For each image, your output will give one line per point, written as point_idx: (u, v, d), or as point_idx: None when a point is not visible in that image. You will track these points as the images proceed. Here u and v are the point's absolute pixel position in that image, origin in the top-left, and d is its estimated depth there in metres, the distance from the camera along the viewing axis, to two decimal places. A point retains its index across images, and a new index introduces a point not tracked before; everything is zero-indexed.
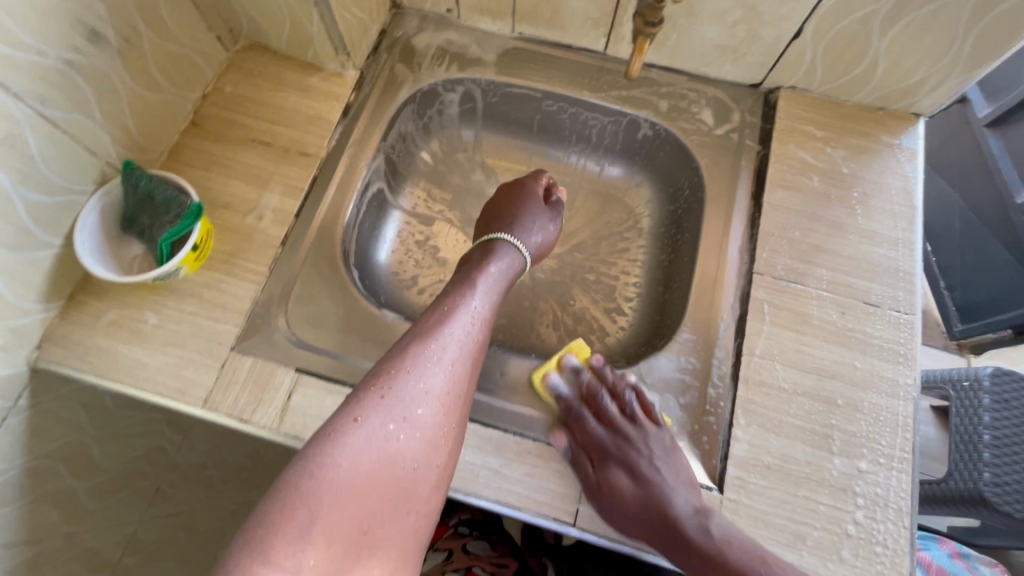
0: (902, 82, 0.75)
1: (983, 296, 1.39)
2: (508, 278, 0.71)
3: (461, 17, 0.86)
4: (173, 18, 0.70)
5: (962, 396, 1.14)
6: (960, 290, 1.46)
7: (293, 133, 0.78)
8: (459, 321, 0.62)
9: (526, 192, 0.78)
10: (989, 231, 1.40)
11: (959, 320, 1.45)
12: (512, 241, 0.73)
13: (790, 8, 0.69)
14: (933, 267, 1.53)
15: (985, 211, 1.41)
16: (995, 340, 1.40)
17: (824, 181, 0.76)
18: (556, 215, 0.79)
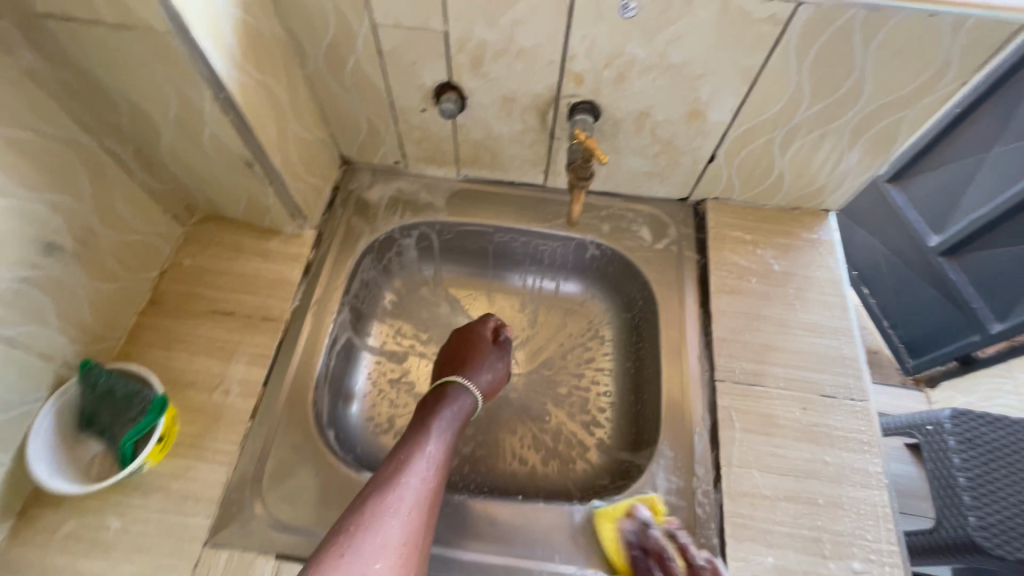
0: (808, 187, 0.85)
1: (925, 332, 1.51)
2: (461, 417, 0.75)
3: (409, 167, 0.92)
4: (129, 210, 0.72)
5: (929, 440, 1.14)
6: (903, 327, 1.59)
7: (256, 299, 0.79)
8: (419, 463, 0.64)
9: (478, 338, 0.84)
10: (916, 275, 1.51)
11: (909, 355, 1.57)
12: (465, 383, 0.77)
13: (701, 141, 0.78)
14: (875, 309, 1.68)
15: (907, 258, 1.52)
16: (944, 373, 1.48)
17: (762, 281, 0.83)
18: (504, 353, 0.84)
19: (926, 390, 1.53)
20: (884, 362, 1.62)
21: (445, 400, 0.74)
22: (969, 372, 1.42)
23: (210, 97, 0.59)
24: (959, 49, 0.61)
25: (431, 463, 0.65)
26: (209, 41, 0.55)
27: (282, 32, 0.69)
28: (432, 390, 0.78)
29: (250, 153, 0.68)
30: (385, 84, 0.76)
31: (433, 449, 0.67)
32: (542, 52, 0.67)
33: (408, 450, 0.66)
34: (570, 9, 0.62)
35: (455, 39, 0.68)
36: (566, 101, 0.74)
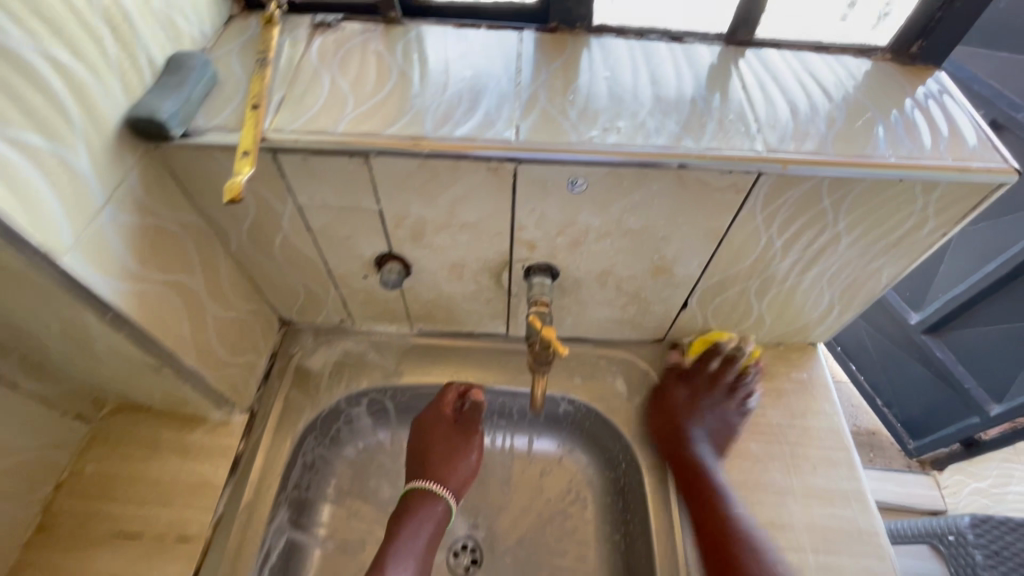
0: (792, 324, 0.78)
1: (919, 410, 1.25)
2: (433, 522, 0.71)
3: (356, 324, 0.83)
4: (12, 429, 0.61)
5: (953, 555, 0.95)
6: (896, 406, 1.30)
7: (170, 512, 0.67)
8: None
9: (439, 420, 0.76)
10: (900, 350, 1.28)
11: (909, 435, 1.28)
12: (430, 487, 0.72)
13: (671, 292, 0.72)
14: (865, 386, 1.38)
15: (889, 331, 1.30)
16: (950, 456, 1.21)
17: (755, 437, 0.74)
18: (473, 435, 0.76)
19: (935, 474, 1.24)
20: (885, 444, 1.32)
21: (414, 507, 0.71)
22: (976, 456, 1.16)
23: (97, 318, 0.50)
24: (934, 207, 0.57)
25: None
26: (87, 264, 0.47)
27: (197, 219, 0.61)
28: (404, 494, 0.73)
29: (155, 359, 0.58)
30: (319, 256, 0.69)
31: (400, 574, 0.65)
32: (488, 225, 0.61)
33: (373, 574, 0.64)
34: (514, 188, 0.56)
35: (391, 217, 0.61)
36: (521, 264, 0.68)
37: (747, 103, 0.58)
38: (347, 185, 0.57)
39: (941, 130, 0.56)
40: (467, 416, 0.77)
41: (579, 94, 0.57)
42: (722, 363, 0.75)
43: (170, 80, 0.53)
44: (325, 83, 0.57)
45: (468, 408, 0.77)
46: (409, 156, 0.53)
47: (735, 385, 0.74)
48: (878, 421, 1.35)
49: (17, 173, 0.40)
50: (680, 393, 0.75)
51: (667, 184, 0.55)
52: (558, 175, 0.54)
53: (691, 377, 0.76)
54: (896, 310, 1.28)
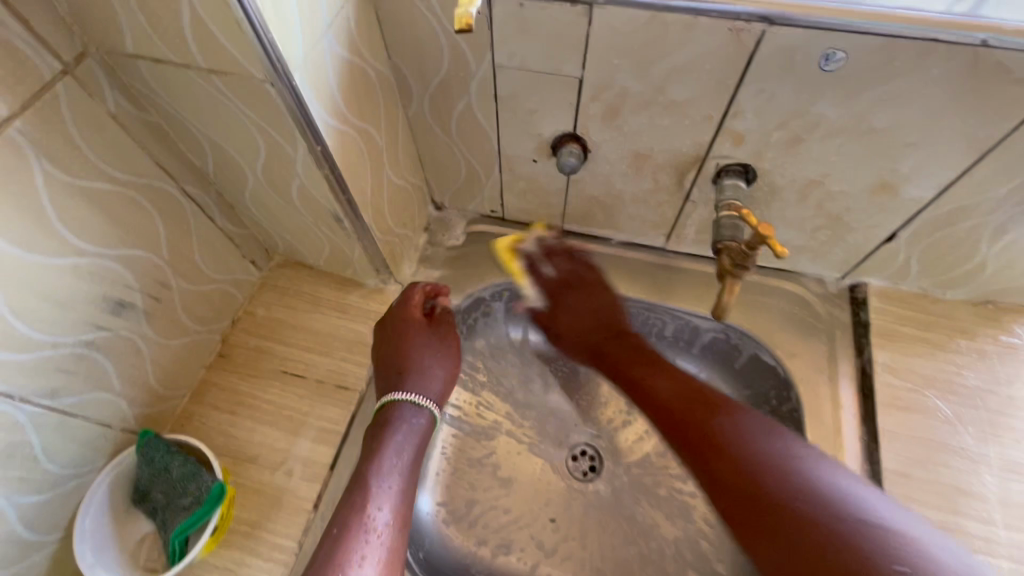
0: (1016, 279, 0.66)
1: None
2: (420, 434, 0.61)
3: (506, 216, 0.81)
4: (208, 258, 0.65)
5: None
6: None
7: (329, 362, 0.71)
8: (372, 525, 0.52)
9: (408, 320, 0.67)
10: None
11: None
12: (415, 401, 0.62)
13: (881, 218, 0.62)
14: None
15: None
16: None
17: (946, 398, 0.65)
18: (443, 337, 0.68)
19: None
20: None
21: (393, 423, 0.60)
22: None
23: (306, 151, 0.50)
24: None
25: (396, 503, 0.55)
26: (309, 88, 0.46)
27: (389, 73, 0.59)
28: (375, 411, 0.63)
29: (340, 209, 0.59)
30: (495, 131, 0.65)
31: (390, 489, 0.55)
32: (698, 107, 0.54)
33: (352, 503, 0.53)
34: (750, 58, 0.48)
35: (590, 87, 0.56)
36: (715, 162, 0.60)
37: None
38: (556, 43, 0.52)
39: None
40: (438, 320, 0.69)
41: None
42: (541, 253, 0.75)
43: None
44: None
45: (438, 309, 0.70)
46: (640, 8, 0.47)
47: (551, 251, 0.74)
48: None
49: None
50: (547, 272, 0.74)
51: (950, 67, 0.45)
52: (813, 44, 0.46)
53: (563, 294, 0.72)
54: None
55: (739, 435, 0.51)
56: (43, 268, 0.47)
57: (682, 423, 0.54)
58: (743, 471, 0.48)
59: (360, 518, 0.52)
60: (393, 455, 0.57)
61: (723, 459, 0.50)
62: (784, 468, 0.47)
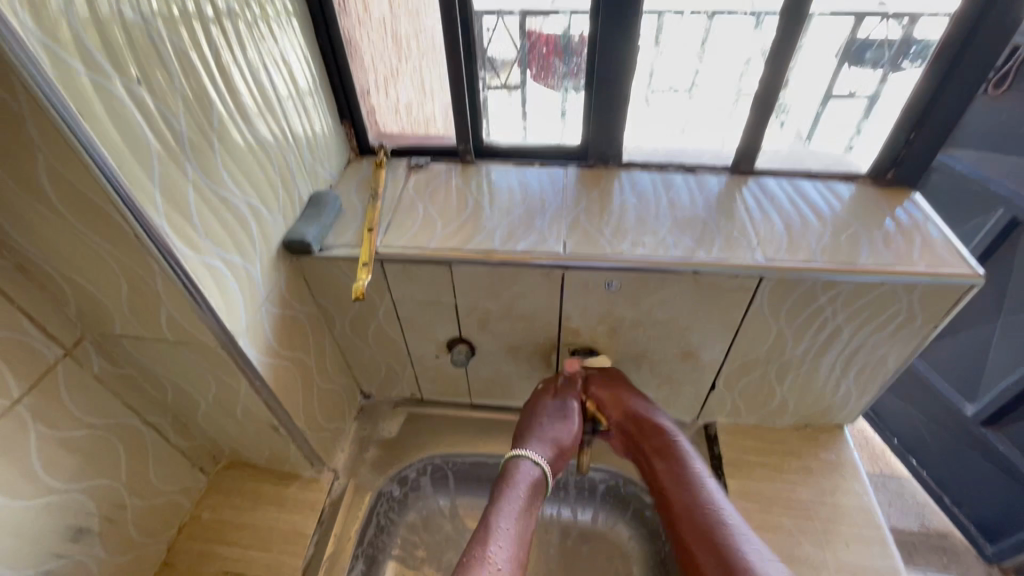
0: (816, 406, 0.86)
1: (990, 509, 1.18)
2: (530, 491, 0.63)
3: (425, 397, 0.98)
4: (160, 474, 0.76)
5: None
6: (965, 504, 1.23)
7: (269, 556, 0.79)
8: (491, 573, 0.53)
9: (538, 396, 0.75)
10: (961, 443, 1.24)
11: (988, 539, 1.17)
12: (533, 458, 0.66)
13: (698, 374, 0.82)
14: (929, 483, 1.30)
15: (947, 424, 1.27)
16: None
17: (787, 513, 0.80)
18: (567, 400, 0.73)
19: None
20: (960, 549, 1.20)
21: (512, 474, 0.64)
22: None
23: (248, 384, 0.67)
24: (920, 302, 0.66)
25: (513, 555, 0.56)
26: (248, 343, 0.64)
27: (315, 310, 0.79)
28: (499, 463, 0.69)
29: (277, 421, 0.74)
30: (403, 339, 0.85)
31: (506, 549, 0.56)
32: (541, 315, 0.76)
33: (479, 538, 0.56)
34: (562, 287, 0.71)
35: (464, 309, 0.77)
36: (567, 347, 0.81)
37: (749, 221, 0.72)
38: (433, 285, 0.74)
39: (914, 240, 0.68)
40: (567, 387, 0.75)
41: (613, 215, 0.74)
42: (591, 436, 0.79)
43: (312, 211, 0.73)
44: (420, 210, 0.77)
45: (566, 380, 0.76)
46: (482, 265, 0.70)
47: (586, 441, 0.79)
48: (949, 523, 1.24)
49: (223, 282, 0.59)
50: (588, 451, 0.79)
51: (684, 284, 0.69)
52: (596, 279, 0.69)
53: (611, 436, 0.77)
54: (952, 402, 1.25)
55: (679, 479, 0.64)
56: (23, 511, 0.58)
57: (659, 489, 0.65)
58: (691, 517, 0.59)
59: (483, 557, 0.54)
60: (510, 505, 0.60)
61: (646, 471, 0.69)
62: (693, 488, 0.62)
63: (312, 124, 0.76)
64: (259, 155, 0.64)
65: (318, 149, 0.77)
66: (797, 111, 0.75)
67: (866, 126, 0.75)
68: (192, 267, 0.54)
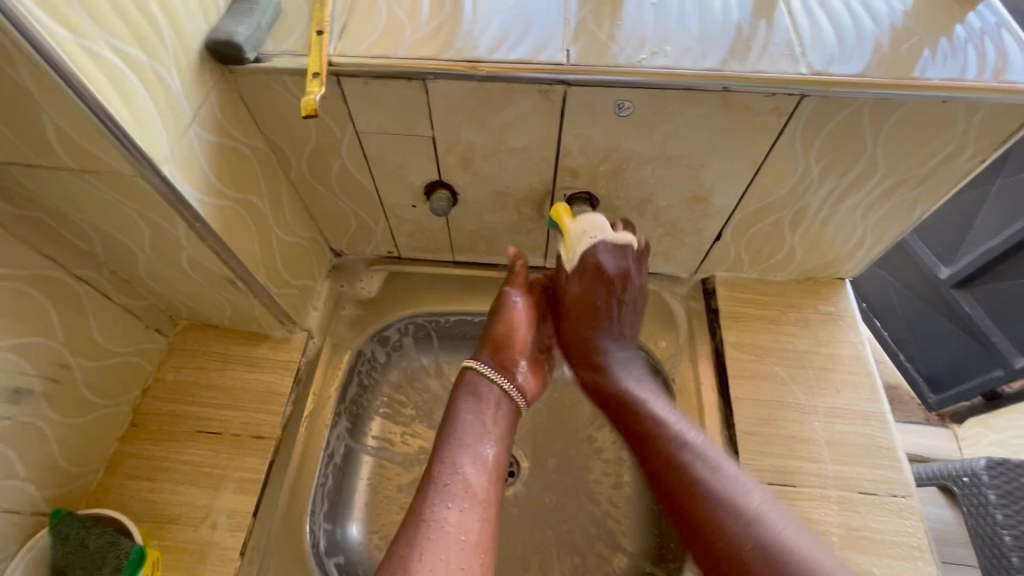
0: (822, 258, 0.80)
1: (943, 364, 1.23)
2: (485, 399, 0.67)
3: (402, 255, 0.89)
4: (107, 334, 0.68)
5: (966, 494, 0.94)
6: (921, 361, 1.28)
7: (244, 414, 0.75)
8: (453, 490, 0.58)
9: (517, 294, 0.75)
10: (930, 308, 1.25)
11: (931, 390, 1.26)
12: (479, 369, 0.69)
13: (705, 223, 0.75)
14: (889, 342, 1.35)
15: (919, 288, 1.26)
16: (971, 408, 1.19)
17: (782, 363, 0.78)
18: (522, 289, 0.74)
19: (954, 428, 1.22)
20: (903, 398, 1.29)
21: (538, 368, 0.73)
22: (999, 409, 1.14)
23: (186, 227, 0.55)
24: (976, 131, 0.58)
25: (486, 466, 0.61)
26: (177, 174, 0.52)
27: (263, 144, 0.66)
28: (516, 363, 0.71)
29: (232, 275, 0.65)
30: (373, 184, 0.73)
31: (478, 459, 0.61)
32: (535, 151, 0.65)
33: (450, 420, 0.64)
34: (562, 112, 0.59)
35: (443, 142, 0.65)
36: (563, 192, 0.71)
37: (792, 29, 0.58)
38: (404, 110, 0.61)
39: (988, 52, 0.57)
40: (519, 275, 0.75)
41: (627, 19, 0.59)
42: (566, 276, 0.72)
43: (242, 7, 0.56)
44: (383, 12, 0.60)
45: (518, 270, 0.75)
46: (465, 80, 0.56)
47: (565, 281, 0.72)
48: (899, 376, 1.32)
49: (124, 84, 0.44)
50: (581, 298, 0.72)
51: (708, 105, 0.57)
52: (604, 100, 0.57)
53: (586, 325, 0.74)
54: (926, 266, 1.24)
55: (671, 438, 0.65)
56: None
57: (643, 439, 0.67)
58: (685, 481, 0.62)
59: (439, 481, 0.58)
60: (470, 421, 0.64)
61: (625, 421, 0.70)
62: (706, 470, 0.62)
63: None
64: None
65: None
66: None
67: None
68: (68, 52, 0.39)
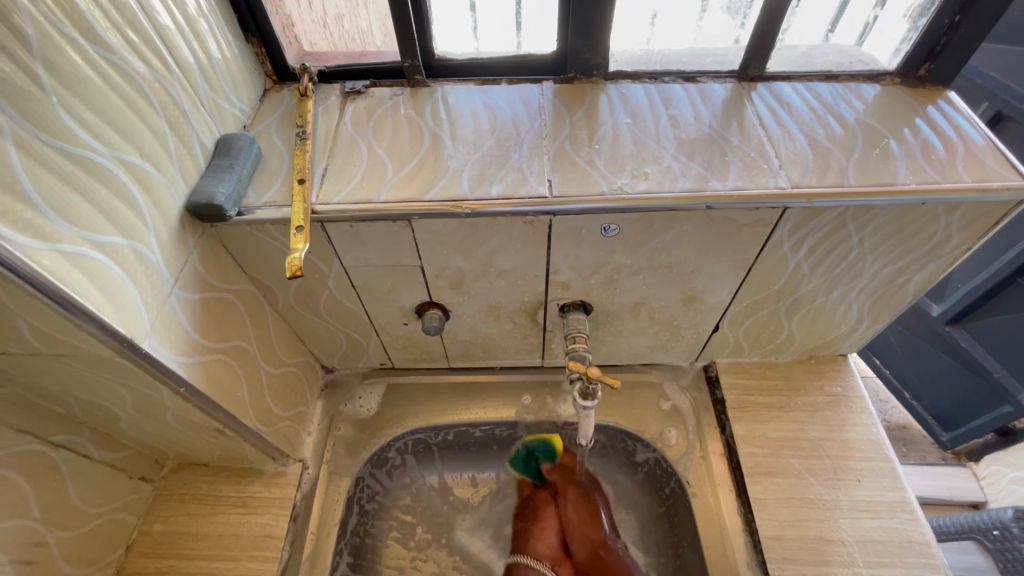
0: (822, 339, 0.79)
1: (949, 403, 1.21)
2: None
3: (396, 365, 0.86)
4: (87, 496, 0.64)
5: (1003, 549, 0.95)
6: (926, 399, 1.26)
7: (237, 566, 0.69)
8: None
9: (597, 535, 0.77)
10: (931, 347, 1.23)
11: (942, 427, 1.24)
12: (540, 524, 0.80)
13: (701, 318, 0.74)
14: (891, 381, 1.34)
15: (913, 326, 1.26)
16: (985, 446, 1.18)
17: (797, 453, 0.75)
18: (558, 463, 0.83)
19: (971, 466, 1.20)
20: (916, 437, 1.28)
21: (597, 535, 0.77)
22: (1014, 446, 1.12)
23: (170, 391, 0.53)
24: (958, 225, 0.59)
25: None
26: (159, 344, 0.50)
27: (248, 285, 0.64)
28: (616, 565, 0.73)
29: (220, 425, 0.62)
30: (362, 309, 0.71)
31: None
32: (525, 271, 0.64)
33: None
34: (549, 237, 0.59)
35: (432, 270, 0.64)
36: (556, 302, 0.70)
37: (766, 139, 0.60)
38: (391, 245, 0.60)
39: (956, 150, 0.58)
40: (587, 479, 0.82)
41: (604, 141, 0.60)
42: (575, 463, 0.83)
43: (222, 162, 0.57)
44: (363, 152, 0.61)
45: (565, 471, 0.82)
46: (450, 217, 0.56)
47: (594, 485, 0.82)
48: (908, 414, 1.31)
49: (100, 273, 0.43)
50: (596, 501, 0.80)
51: (694, 221, 0.57)
52: (591, 224, 0.57)
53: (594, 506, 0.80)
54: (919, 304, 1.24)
55: None
56: None
57: None
58: None
59: None
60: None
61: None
62: None
63: (203, 43, 0.57)
64: (126, 92, 0.46)
65: (218, 78, 0.59)
66: (814, 17, 0.63)
67: (902, 27, 0.62)
68: (41, 261, 0.38)
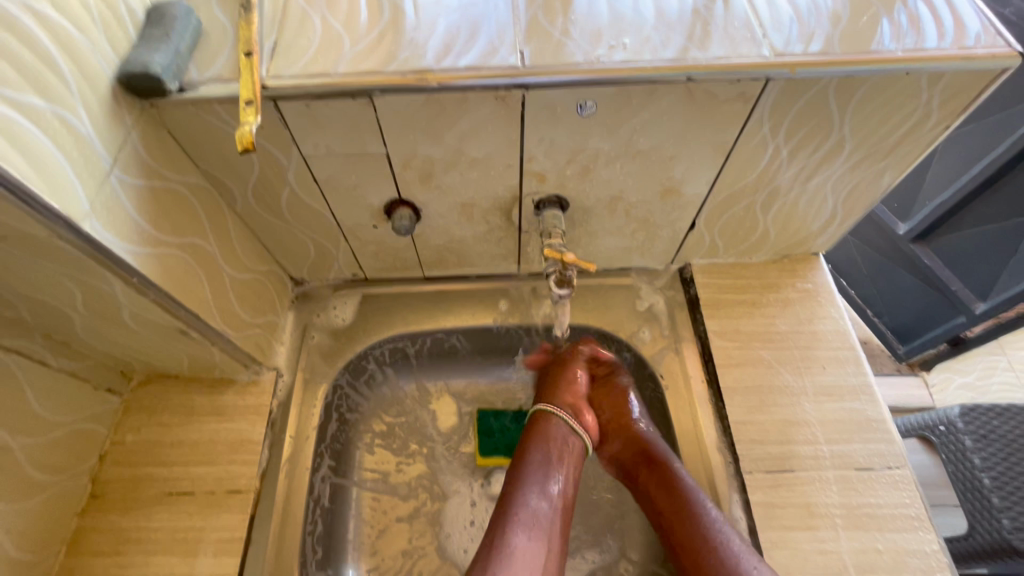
0: (796, 237, 0.80)
1: (910, 316, 1.24)
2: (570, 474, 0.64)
3: (369, 276, 0.84)
4: (50, 404, 0.62)
5: (944, 443, 1.00)
6: (887, 314, 1.30)
7: (216, 470, 0.69)
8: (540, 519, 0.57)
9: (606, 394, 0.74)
10: (894, 263, 1.24)
11: (899, 340, 1.29)
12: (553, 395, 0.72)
13: (678, 214, 0.73)
14: (855, 300, 1.36)
15: (878, 244, 1.26)
16: (937, 355, 1.23)
17: (767, 346, 0.77)
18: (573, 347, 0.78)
19: (922, 375, 1.27)
20: (875, 351, 1.32)
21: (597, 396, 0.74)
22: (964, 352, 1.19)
23: (122, 283, 0.50)
24: (939, 100, 0.58)
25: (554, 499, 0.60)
26: (104, 228, 0.46)
27: (200, 179, 0.60)
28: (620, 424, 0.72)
29: (183, 325, 0.59)
30: (327, 209, 0.68)
31: (551, 494, 0.60)
32: (497, 159, 0.61)
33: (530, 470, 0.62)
34: (523, 117, 0.56)
35: (399, 160, 0.60)
36: (531, 198, 0.68)
37: (750, 9, 0.56)
38: (353, 130, 0.56)
39: (943, 20, 0.56)
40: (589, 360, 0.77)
41: (579, 12, 0.56)
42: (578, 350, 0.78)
43: (156, 32, 0.51)
44: (316, 24, 0.55)
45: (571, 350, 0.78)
46: (415, 92, 0.52)
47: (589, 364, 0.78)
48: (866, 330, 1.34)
49: (21, 138, 0.39)
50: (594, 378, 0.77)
51: (674, 96, 0.54)
52: (567, 100, 0.54)
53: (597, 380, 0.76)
54: (885, 222, 1.23)
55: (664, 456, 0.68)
56: None
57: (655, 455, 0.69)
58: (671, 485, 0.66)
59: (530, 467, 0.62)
60: (545, 464, 0.62)
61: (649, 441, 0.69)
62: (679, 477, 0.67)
63: None
64: None
65: None
66: None
67: None
68: None
